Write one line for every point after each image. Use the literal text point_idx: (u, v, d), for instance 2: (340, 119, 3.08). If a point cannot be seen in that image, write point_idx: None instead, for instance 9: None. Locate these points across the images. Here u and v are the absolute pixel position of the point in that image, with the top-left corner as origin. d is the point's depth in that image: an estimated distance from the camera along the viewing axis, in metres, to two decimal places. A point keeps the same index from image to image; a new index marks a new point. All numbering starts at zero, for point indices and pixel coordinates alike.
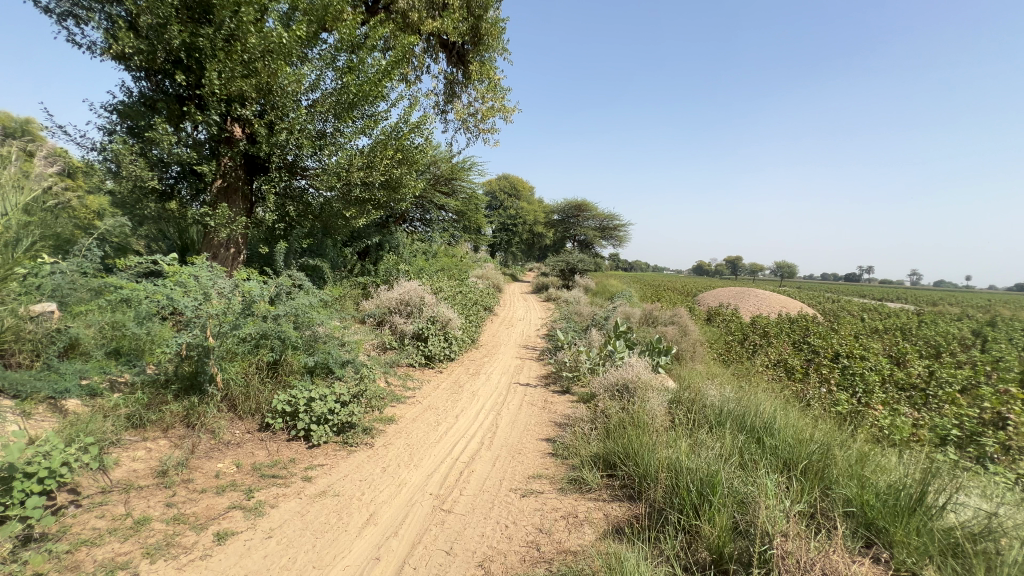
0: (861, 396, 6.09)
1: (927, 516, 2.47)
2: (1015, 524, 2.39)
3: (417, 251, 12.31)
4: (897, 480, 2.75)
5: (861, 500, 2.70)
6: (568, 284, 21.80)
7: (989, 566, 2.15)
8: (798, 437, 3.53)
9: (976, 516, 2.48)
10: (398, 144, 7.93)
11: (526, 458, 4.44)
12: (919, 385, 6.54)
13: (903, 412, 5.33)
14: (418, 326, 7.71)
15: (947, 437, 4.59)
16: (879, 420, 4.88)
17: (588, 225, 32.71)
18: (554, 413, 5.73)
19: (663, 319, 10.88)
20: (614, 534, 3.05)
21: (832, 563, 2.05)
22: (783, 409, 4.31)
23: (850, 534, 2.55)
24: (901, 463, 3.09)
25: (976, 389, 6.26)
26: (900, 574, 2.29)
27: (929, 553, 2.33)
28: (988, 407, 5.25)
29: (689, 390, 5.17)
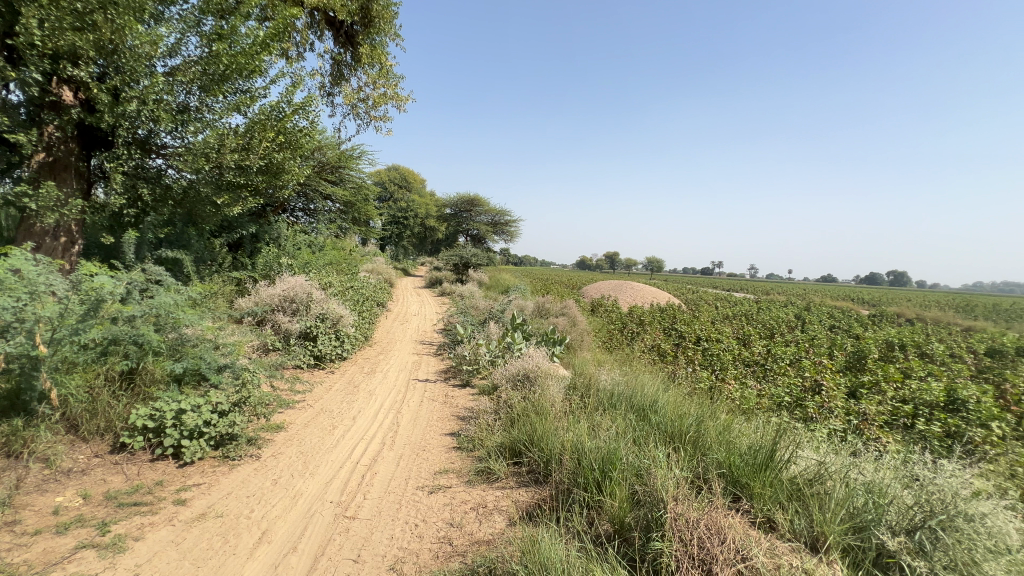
0: (719, 372, 7.09)
1: (776, 470, 2.98)
2: (836, 468, 2.99)
3: (300, 243, 11.35)
4: (754, 442, 3.25)
5: (728, 462, 3.15)
6: (462, 278, 21.85)
7: (820, 504, 2.67)
8: (677, 412, 3.99)
9: (809, 465, 3.03)
10: (279, 126, 7.25)
11: (432, 454, 4.39)
12: (760, 361, 7.80)
13: (750, 384, 6.33)
14: (305, 325, 7.14)
15: (782, 402, 5.54)
16: (733, 392, 5.74)
17: (481, 220, 33.00)
18: (456, 407, 5.73)
19: (554, 310, 11.47)
20: (524, 518, 3.16)
21: (714, 516, 2.36)
22: (663, 389, 4.84)
23: (722, 491, 2.96)
24: (756, 427, 3.66)
25: (799, 362, 7.66)
26: (758, 520, 2.74)
27: (779, 500, 2.81)
28: (809, 376, 6.46)
29: (583, 375, 5.54)
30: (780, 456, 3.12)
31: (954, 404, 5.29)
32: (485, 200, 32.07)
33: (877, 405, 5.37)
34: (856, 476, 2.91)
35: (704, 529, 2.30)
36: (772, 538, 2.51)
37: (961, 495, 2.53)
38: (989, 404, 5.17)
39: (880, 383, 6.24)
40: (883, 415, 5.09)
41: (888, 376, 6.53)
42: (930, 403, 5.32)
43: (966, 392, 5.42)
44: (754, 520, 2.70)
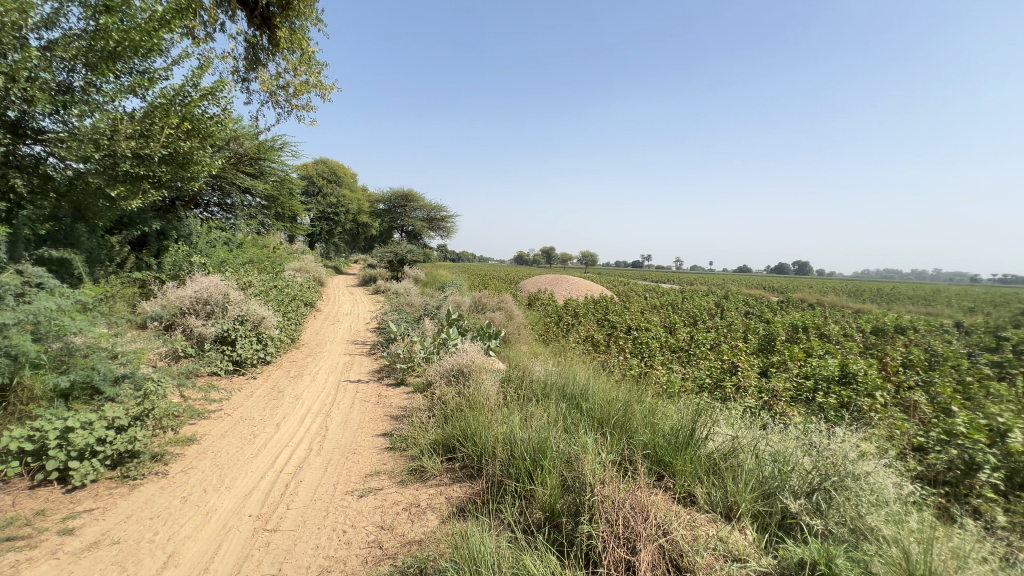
0: (647, 359, 7.47)
1: (696, 447, 3.19)
2: (747, 441, 3.25)
3: (215, 240, 10.50)
4: (676, 422, 3.46)
5: (653, 443, 3.33)
6: (398, 275, 21.29)
7: (733, 477, 2.90)
8: (606, 398, 4.16)
9: (725, 441, 3.28)
10: (185, 112, 6.65)
11: (362, 457, 4.24)
12: (684, 347, 8.31)
13: (675, 369, 6.73)
14: (222, 328, 6.59)
15: (703, 384, 5.93)
16: (660, 377, 6.08)
17: (416, 216, 32.31)
18: (389, 407, 5.58)
19: (491, 305, 11.51)
20: (457, 514, 3.15)
21: (638, 495, 2.47)
22: (594, 377, 5.01)
23: (647, 472, 3.12)
24: (678, 409, 3.90)
25: (718, 346, 8.26)
26: (680, 495, 2.91)
27: (698, 475, 3.01)
28: (727, 359, 6.98)
29: (517, 368, 5.60)
30: (698, 434, 3.35)
31: (846, 378, 5.95)
32: (420, 195, 31.43)
33: (784, 382, 5.91)
34: (764, 447, 3.19)
35: (629, 508, 2.39)
36: (691, 512, 2.68)
37: (849, 458, 2.86)
38: (873, 376, 5.87)
39: (786, 362, 6.86)
40: (789, 391, 5.61)
41: (793, 355, 7.21)
42: (827, 378, 5.95)
43: (856, 367, 6.11)
44: (676, 496, 2.87)
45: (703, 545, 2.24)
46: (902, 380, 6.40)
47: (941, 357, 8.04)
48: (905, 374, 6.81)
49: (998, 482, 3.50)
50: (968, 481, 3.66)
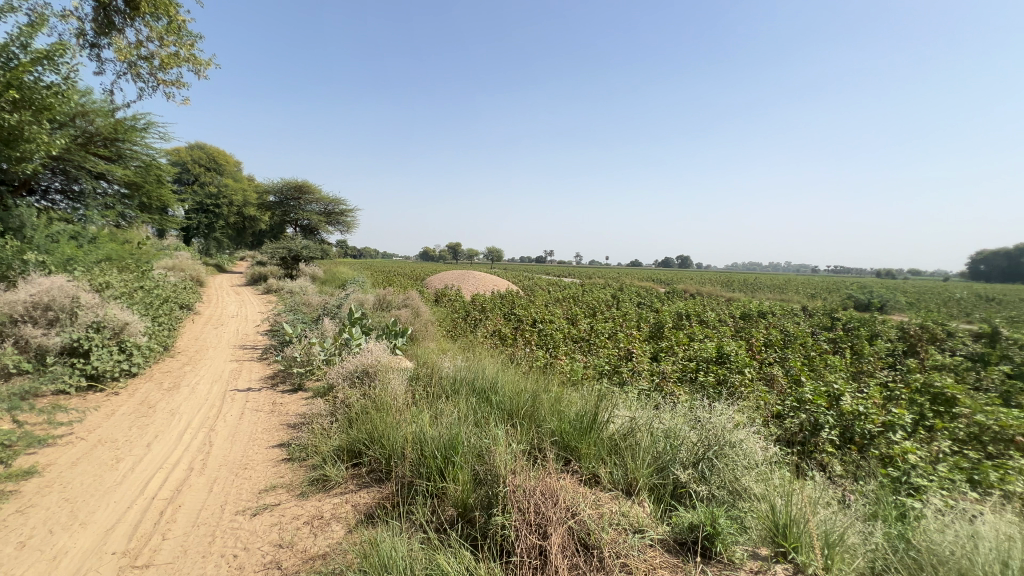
0: (552, 349, 7.78)
1: (599, 430, 3.39)
2: (642, 421, 3.54)
3: (58, 234, 8.86)
4: (581, 409, 3.66)
5: (560, 429, 3.48)
6: (292, 273, 19.75)
7: (632, 455, 3.14)
8: (515, 390, 4.26)
9: (624, 422, 3.53)
10: (10, 78, 5.48)
11: (255, 472, 3.88)
12: (585, 337, 8.80)
13: (577, 358, 7.10)
14: (70, 337, 5.59)
15: (603, 370, 6.32)
16: (564, 366, 6.37)
17: (312, 209, 30.19)
18: (285, 415, 5.16)
19: (396, 302, 11.17)
20: (365, 521, 3.01)
21: (547, 482, 2.57)
22: (502, 370, 5.10)
23: (556, 458, 3.25)
24: (581, 395, 4.12)
25: (615, 335, 8.87)
26: (586, 477, 3.09)
27: (601, 456, 3.21)
28: (623, 347, 7.52)
29: (425, 365, 5.50)
30: (600, 418, 3.57)
31: (722, 358, 6.72)
32: (316, 187, 29.42)
33: (672, 365, 6.53)
34: (657, 425, 3.49)
35: (540, 495, 2.47)
36: (596, 491, 2.85)
37: (726, 429, 3.24)
38: (742, 355, 6.72)
39: (673, 347, 7.58)
40: (676, 372, 6.20)
41: (678, 340, 7.99)
42: (706, 359, 6.68)
43: (729, 348, 6.94)
44: (582, 479, 3.03)
45: (608, 521, 2.39)
46: (765, 358, 7.41)
47: (793, 336, 9.44)
48: (767, 352, 7.89)
49: (835, 438, 4.21)
50: (814, 439, 4.36)
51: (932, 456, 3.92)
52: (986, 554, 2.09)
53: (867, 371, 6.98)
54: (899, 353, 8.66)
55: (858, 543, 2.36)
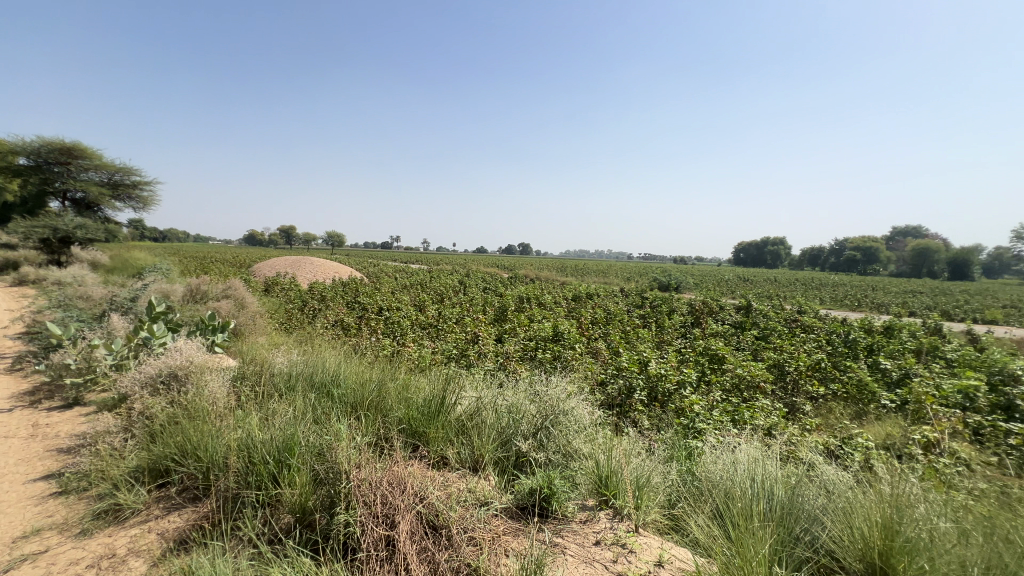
0: (400, 337, 7.61)
1: (447, 413, 3.47)
2: (488, 399, 3.72)
3: None
4: (429, 394, 3.68)
5: (408, 416, 3.45)
6: (57, 259, 15.47)
7: (479, 433, 3.30)
8: (359, 381, 4.07)
9: (470, 402, 3.67)
10: None
11: (6, 516, 2.98)
12: (433, 323, 8.83)
13: (426, 344, 7.08)
14: None
15: (451, 354, 6.43)
16: (412, 354, 6.29)
17: (86, 178, 23.96)
18: (54, 438, 4.07)
19: (213, 292, 9.62)
20: (176, 549, 2.57)
21: (394, 471, 2.53)
22: (345, 362, 4.82)
23: (404, 445, 3.22)
24: (429, 381, 4.14)
25: (463, 319, 9.08)
26: (435, 460, 3.13)
27: (450, 438, 3.29)
28: (470, 331, 7.75)
29: (253, 362, 4.88)
30: (448, 401, 3.64)
31: (557, 336, 7.42)
32: (91, 150, 23.39)
33: (515, 345, 6.97)
34: (501, 402, 3.71)
35: (386, 485, 2.43)
36: (444, 473, 2.91)
37: (561, 399, 3.61)
38: (574, 333, 7.50)
39: (516, 328, 8.08)
40: (519, 352, 6.64)
41: (520, 322, 8.55)
42: (544, 338, 7.29)
43: (563, 327, 7.69)
44: (431, 463, 3.06)
45: (455, 500, 2.47)
46: (592, 333, 8.40)
47: (613, 314, 10.88)
48: (594, 329, 8.96)
49: (644, 398, 5.02)
50: (629, 400, 5.13)
51: (710, 403, 4.96)
52: (742, 473, 2.74)
53: (667, 340, 8.45)
54: (688, 324, 10.67)
55: (660, 482, 2.88)
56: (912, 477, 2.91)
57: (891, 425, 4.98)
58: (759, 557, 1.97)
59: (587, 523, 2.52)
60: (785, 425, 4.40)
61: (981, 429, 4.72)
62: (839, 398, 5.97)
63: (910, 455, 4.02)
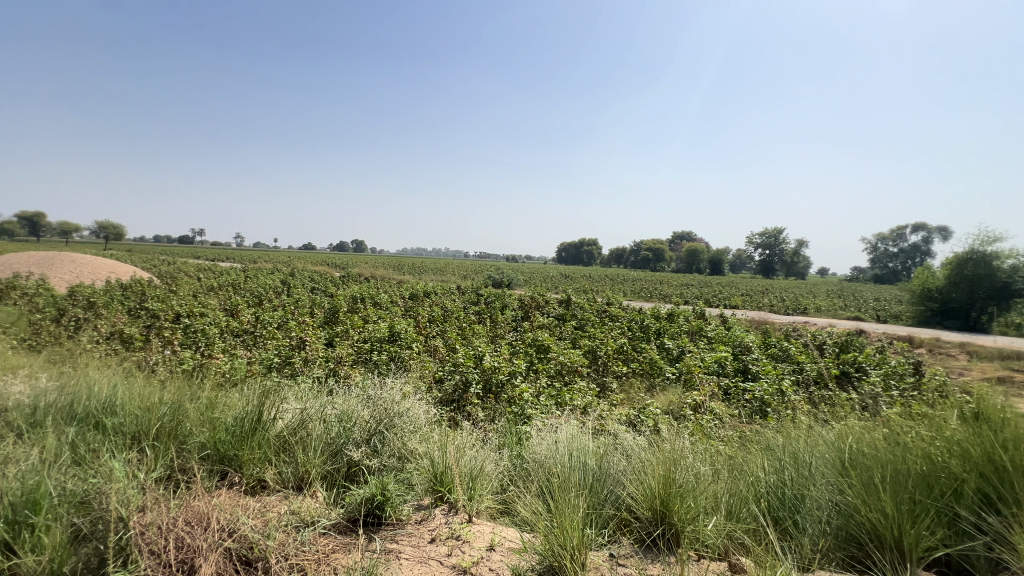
0: (204, 348, 6.47)
1: (264, 431, 3.16)
2: (315, 410, 3.46)
3: None
4: (241, 413, 3.29)
5: (213, 439, 3.00)
6: None
7: (303, 447, 3.07)
8: (146, 406, 3.37)
9: (293, 416, 3.39)
10: None
11: None
12: (249, 330, 7.77)
13: (239, 354, 6.17)
14: None
15: (272, 364, 5.73)
16: (221, 366, 5.42)
17: None
18: None
19: None
20: None
21: (193, 508, 2.20)
22: (123, 384, 3.91)
23: (207, 474, 2.77)
24: (242, 398, 3.67)
25: (287, 324, 8.20)
26: (249, 485, 2.78)
27: (268, 457, 2.97)
28: (295, 336, 7.04)
29: None
30: (265, 419, 3.29)
31: (394, 336, 7.22)
32: None
33: (347, 349, 6.56)
34: (329, 411, 3.48)
35: (183, 526, 2.09)
36: (261, 498, 2.60)
37: (395, 401, 3.55)
38: (411, 333, 7.41)
39: (349, 330, 7.61)
40: (352, 356, 6.29)
41: (354, 324, 8.09)
42: (380, 339, 7.02)
43: (400, 327, 7.52)
44: (243, 489, 2.71)
45: (274, 526, 2.24)
46: (429, 332, 8.40)
47: (450, 311, 11.06)
48: (431, 327, 8.97)
49: (479, 391, 5.23)
50: (465, 395, 5.29)
51: (537, 390, 5.43)
52: (562, 450, 3.06)
53: (500, 334, 8.94)
54: (519, 318, 11.48)
55: (491, 470, 3.04)
56: (685, 434, 3.66)
57: (672, 393, 6.15)
58: (574, 523, 2.23)
59: (422, 523, 2.52)
60: (597, 403, 5.08)
61: (728, 389, 6.16)
62: (637, 375, 7.12)
63: (685, 416, 5.03)
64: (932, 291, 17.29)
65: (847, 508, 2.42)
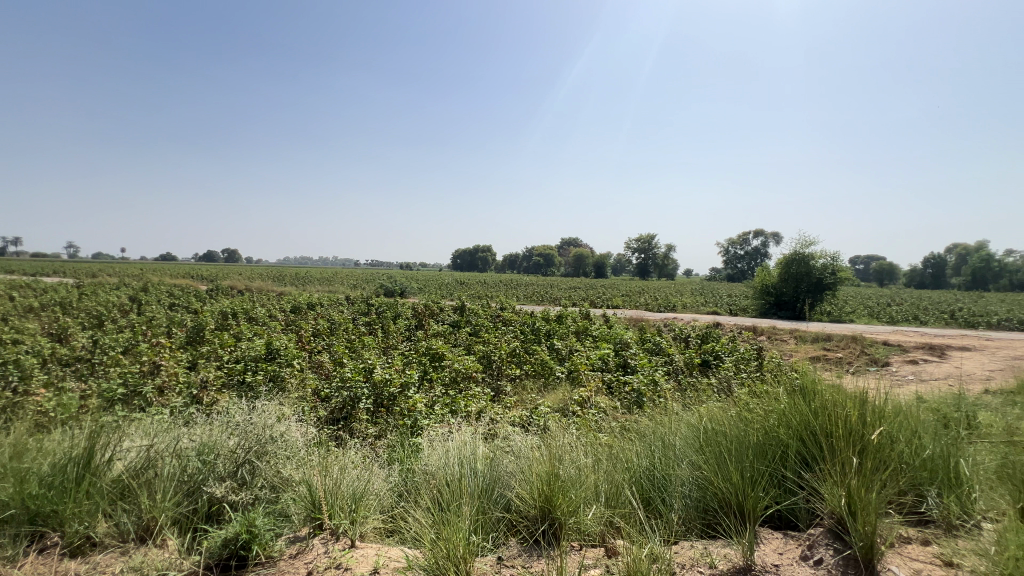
0: (17, 382, 5.26)
1: (94, 478, 2.70)
2: (165, 444, 2.99)
3: None
4: (60, 459, 2.80)
5: (19, 496, 2.52)
6: None
7: (148, 489, 2.67)
8: None
9: (136, 454, 2.91)
10: None
11: None
12: (84, 358, 6.52)
13: (68, 388, 5.14)
14: None
15: (115, 396, 4.86)
16: (41, 404, 4.44)
17: None
18: None
19: None
20: None
21: None
22: None
23: (5, 543, 2.32)
24: (65, 439, 3.08)
25: (135, 347, 7.03)
26: (73, 546, 2.37)
27: (100, 508, 2.55)
28: (146, 361, 6.06)
29: None
30: (96, 463, 2.81)
31: (271, 354, 6.57)
32: None
33: (214, 371, 5.82)
34: (183, 443, 3.03)
35: None
36: (88, 559, 2.27)
37: (267, 424, 3.20)
38: (291, 349, 6.82)
39: (216, 350, 6.76)
40: (220, 379, 5.60)
41: (222, 342, 7.21)
42: (254, 358, 6.34)
43: (278, 343, 6.87)
44: (59, 554, 2.30)
45: None
46: (313, 347, 7.82)
47: (337, 323, 10.39)
48: (316, 341, 8.35)
49: (369, 406, 4.98)
50: (354, 410, 5.00)
51: (431, 399, 5.34)
52: (454, 458, 3.01)
53: (392, 345, 8.62)
54: (412, 327, 11.20)
55: (378, 488, 2.91)
56: (572, 429, 3.86)
57: (562, 391, 6.48)
58: (458, 533, 2.23)
59: (297, 556, 2.31)
60: (491, 407, 5.14)
61: (611, 383, 6.66)
62: (530, 376, 7.36)
63: (573, 411, 5.32)
64: (768, 286, 20.46)
65: (703, 481, 2.75)
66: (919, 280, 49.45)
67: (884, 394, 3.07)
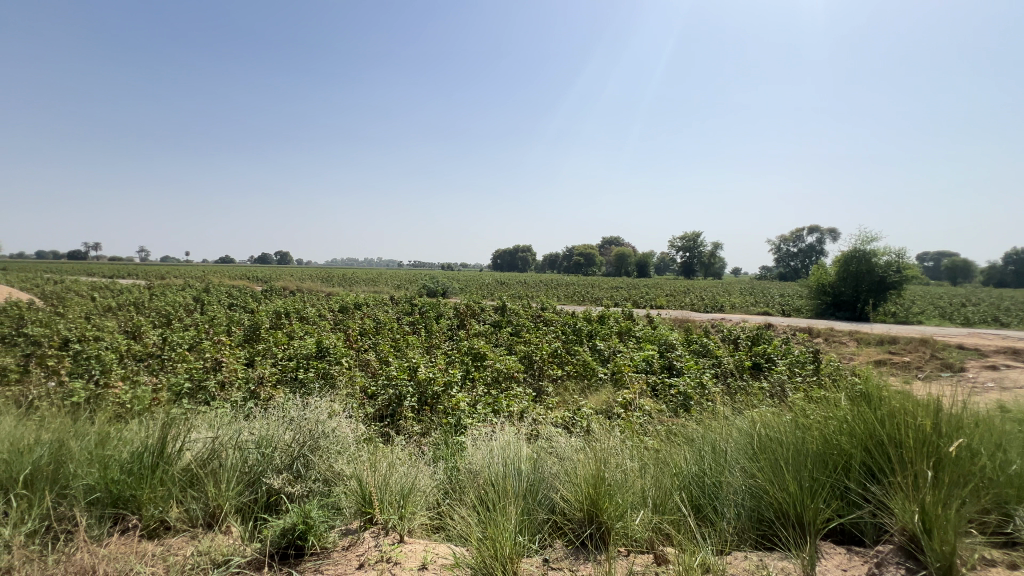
0: (99, 375, 5.75)
1: (166, 466, 2.91)
2: (228, 436, 3.19)
3: None
4: (137, 447, 3.03)
5: (104, 480, 2.75)
6: None
7: (214, 477, 2.85)
8: (20, 447, 2.98)
9: (203, 445, 3.12)
10: None
11: None
12: (155, 354, 7.05)
13: (143, 381, 5.58)
14: None
15: (182, 390, 5.22)
16: (120, 396, 4.82)
17: None
18: None
19: None
20: None
21: (81, 554, 2.27)
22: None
23: (92, 522, 2.54)
24: (142, 429, 3.35)
25: (199, 344, 7.53)
26: (149, 527, 2.56)
27: (172, 494, 2.75)
28: (209, 357, 6.48)
29: None
30: (169, 452, 3.03)
31: (321, 352, 6.86)
32: None
33: (270, 368, 6.14)
34: (244, 436, 3.22)
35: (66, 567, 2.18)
36: (163, 542, 2.45)
37: (320, 421, 3.35)
38: (340, 347, 7.09)
39: (271, 348, 7.13)
40: (276, 375, 5.91)
41: (277, 340, 7.59)
42: (306, 356, 6.64)
43: (328, 341, 7.16)
44: (138, 534, 2.50)
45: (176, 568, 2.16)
46: (360, 346, 8.10)
47: (383, 323, 10.70)
48: (363, 340, 8.65)
49: (414, 404, 5.10)
50: (400, 408, 5.13)
51: (474, 398, 5.41)
52: (499, 459, 3.03)
53: (435, 344, 8.79)
54: (454, 327, 11.39)
55: (424, 485, 2.97)
56: (615, 432, 3.80)
57: (605, 393, 6.39)
58: (505, 533, 2.24)
59: (350, 549, 2.39)
60: (533, 408, 5.14)
61: (656, 385, 6.51)
62: (572, 377, 7.30)
63: (617, 414, 5.24)
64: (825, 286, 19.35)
65: (757, 490, 2.64)
66: (999, 278, 45.34)
67: (961, 403, 2.82)
